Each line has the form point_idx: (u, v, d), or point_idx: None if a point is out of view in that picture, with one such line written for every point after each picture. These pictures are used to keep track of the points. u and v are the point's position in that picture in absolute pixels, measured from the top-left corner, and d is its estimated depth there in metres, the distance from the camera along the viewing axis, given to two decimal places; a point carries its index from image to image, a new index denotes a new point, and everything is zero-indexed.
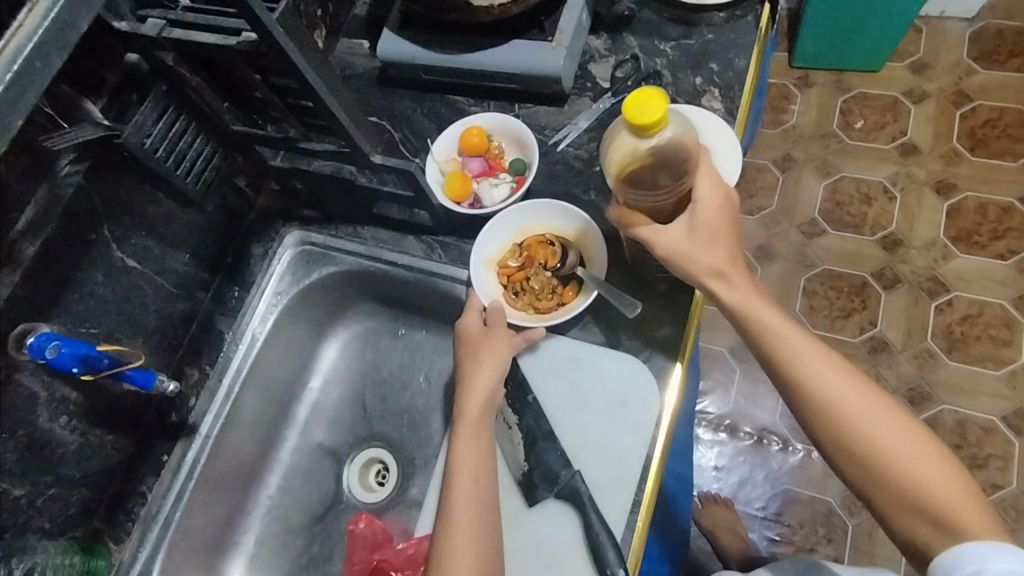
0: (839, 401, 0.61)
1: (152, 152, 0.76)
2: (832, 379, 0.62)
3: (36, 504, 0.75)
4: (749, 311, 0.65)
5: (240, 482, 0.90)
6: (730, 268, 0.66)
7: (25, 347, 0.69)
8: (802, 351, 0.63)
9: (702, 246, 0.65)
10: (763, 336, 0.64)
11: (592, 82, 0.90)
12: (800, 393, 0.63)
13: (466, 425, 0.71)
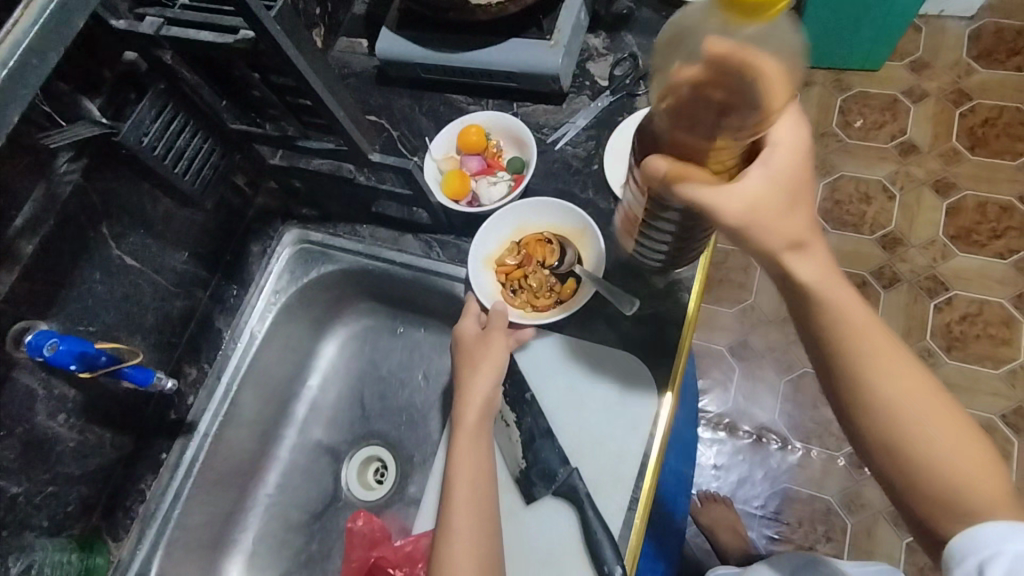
0: (884, 380, 0.55)
1: (150, 151, 0.76)
2: (884, 358, 0.55)
3: (35, 502, 0.75)
4: (811, 282, 0.55)
5: (239, 480, 0.90)
6: (805, 233, 0.55)
7: (24, 346, 0.69)
8: (857, 324, 0.56)
9: (779, 213, 0.53)
10: (816, 304, 0.56)
11: (590, 81, 0.90)
12: (842, 369, 0.56)
13: (464, 431, 0.72)
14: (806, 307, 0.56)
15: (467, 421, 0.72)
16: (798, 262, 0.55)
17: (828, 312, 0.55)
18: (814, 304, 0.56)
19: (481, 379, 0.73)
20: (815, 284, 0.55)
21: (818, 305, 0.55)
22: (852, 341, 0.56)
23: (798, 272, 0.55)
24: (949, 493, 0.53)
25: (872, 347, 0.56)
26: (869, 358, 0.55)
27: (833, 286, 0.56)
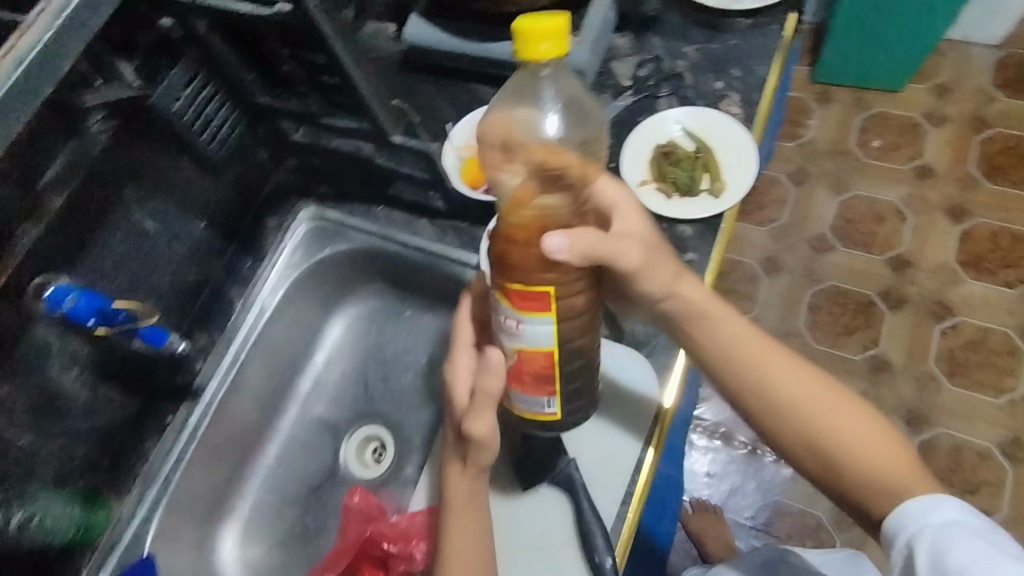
0: (791, 393, 0.63)
1: (180, 116, 0.80)
2: (778, 367, 0.64)
3: (41, 453, 0.77)
4: (698, 316, 0.65)
5: (239, 449, 0.92)
6: (683, 277, 0.65)
7: (43, 298, 0.71)
8: (748, 349, 0.65)
9: (654, 255, 0.62)
10: (712, 340, 0.65)
11: (613, 80, 0.90)
12: (750, 392, 0.64)
13: (460, 482, 0.65)
14: (702, 345, 0.65)
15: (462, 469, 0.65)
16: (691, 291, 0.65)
17: (722, 346, 0.65)
18: (706, 340, 0.65)
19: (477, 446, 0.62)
20: (705, 318, 0.65)
21: (713, 342, 0.65)
22: (751, 364, 0.64)
23: (688, 301, 0.64)
24: (872, 475, 0.60)
25: (772, 366, 0.64)
26: (773, 377, 0.64)
27: (721, 316, 0.65)
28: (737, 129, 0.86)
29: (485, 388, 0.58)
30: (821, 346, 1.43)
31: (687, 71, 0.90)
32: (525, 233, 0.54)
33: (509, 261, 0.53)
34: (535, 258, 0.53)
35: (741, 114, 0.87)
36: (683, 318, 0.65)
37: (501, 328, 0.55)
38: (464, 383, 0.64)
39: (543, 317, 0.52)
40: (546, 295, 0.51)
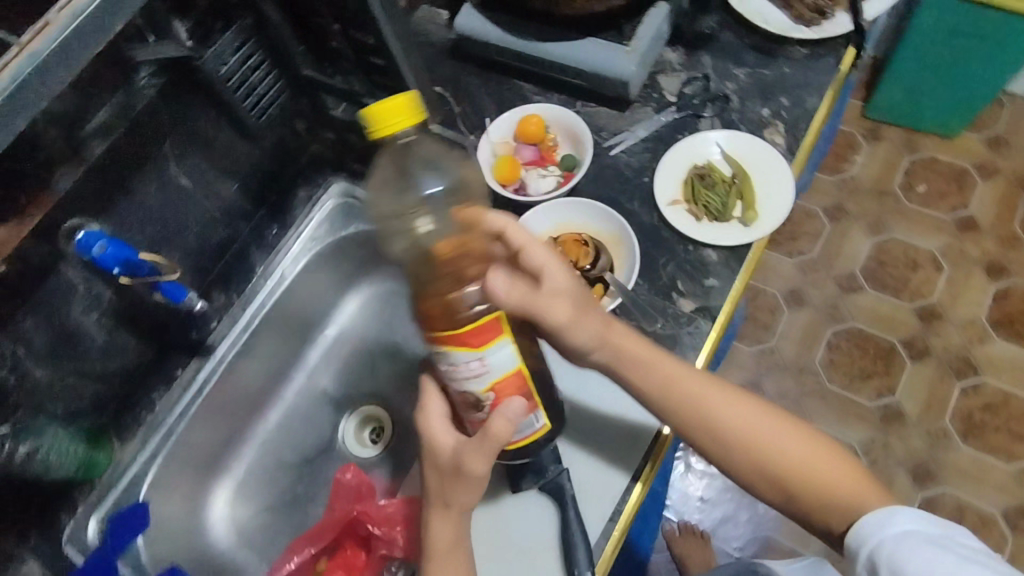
0: (732, 424, 0.66)
1: (225, 80, 0.81)
2: (715, 400, 0.67)
3: (55, 389, 0.79)
4: (631, 359, 0.68)
5: (242, 410, 0.93)
6: (614, 328, 0.68)
7: (74, 241, 0.72)
8: (688, 386, 0.66)
9: (582, 300, 0.66)
10: (652, 381, 0.67)
11: (658, 93, 0.89)
12: (697, 428, 0.66)
13: (438, 514, 0.65)
14: (647, 384, 0.67)
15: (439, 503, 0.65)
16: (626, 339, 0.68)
17: (660, 386, 0.67)
18: (647, 380, 0.67)
19: (460, 487, 0.63)
20: (642, 360, 0.67)
21: (657, 381, 0.67)
22: (691, 401, 0.66)
23: (619, 342, 0.68)
24: (824, 492, 0.63)
25: (711, 401, 0.66)
26: (715, 411, 0.66)
27: (660, 355, 0.68)
28: (776, 161, 0.84)
29: (497, 423, 0.57)
30: (835, 386, 1.41)
31: (735, 93, 0.89)
32: (441, 284, 0.57)
33: (433, 315, 0.56)
34: (454, 300, 0.56)
35: (784, 143, 0.86)
36: (623, 361, 0.68)
37: (460, 379, 0.56)
38: (446, 441, 0.64)
39: (501, 340, 0.54)
40: (495, 321, 0.54)
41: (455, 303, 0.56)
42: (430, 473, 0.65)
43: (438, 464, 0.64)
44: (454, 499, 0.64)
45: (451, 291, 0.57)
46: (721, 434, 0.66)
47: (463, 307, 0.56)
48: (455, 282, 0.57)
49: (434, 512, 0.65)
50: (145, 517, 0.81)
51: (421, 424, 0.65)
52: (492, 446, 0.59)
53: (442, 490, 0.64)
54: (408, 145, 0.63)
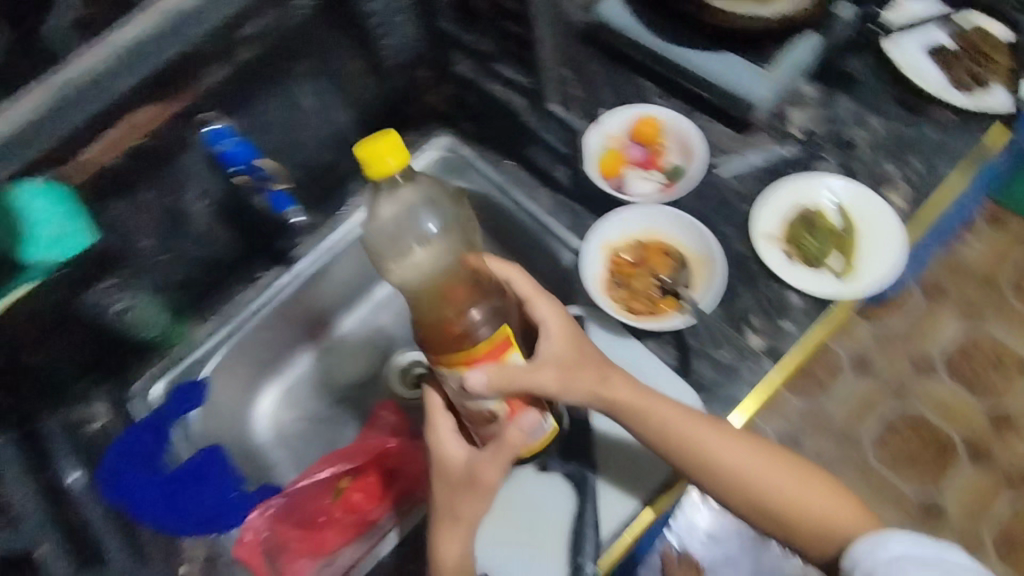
0: (733, 462, 0.67)
1: (370, 15, 0.83)
2: (717, 440, 0.67)
3: (152, 262, 0.85)
4: (633, 402, 0.68)
5: (305, 323, 0.99)
6: (606, 370, 0.69)
7: (202, 134, 0.78)
8: (687, 430, 0.67)
9: (579, 356, 0.67)
10: (651, 426, 0.67)
11: (783, 125, 0.87)
12: (698, 470, 0.67)
13: (441, 518, 0.67)
14: (646, 428, 0.68)
15: (444, 507, 0.67)
16: (614, 389, 0.68)
17: (659, 432, 0.67)
18: (647, 424, 0.68)
19: (466, 496, 0.66)
20: (636, 406, 0.68)
21: (656, 428, 0.67)
22: (689, 448, 0.67)
23: (612, 396, 0.68)
24: (818, 522, 0.67)
25: (711, 443, 0.67)
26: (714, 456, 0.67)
27: (657, 398, 0.69)
28: (888, 233, 0.81)
29: (511, 432, 0.60)
30: (878, 465, 1.35)
31: (863, 143, 0.85)
32: (441, 312, 0.59)
33: (439, 340, 0.57)
34: (461, 329, 0.58)
35: (902, 207, 0.82)
36: (616, 410, 0.68)
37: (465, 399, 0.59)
38: (459, 454, 0.66)
39: (510, 352, 0.58)
40: (503, 339, 0.57)
41: (459, 324, 0.58)
42: (438, 485, 0.67)
43: (446, 478, 0.67)
44: (458, 507, 0.66)
45: (455, 315, 0.58)
46: (722, 472, 0.67)
47: (468, 322, 0.58)
48: (453, 308, 0.59)
49: (438, 518, 0.67)
50: (203, 394, 0.89)
51: (431, 441, 0.68)
52: (506, 454, 0.62)
53: (451, 498, 0.66)
54: (396, 190, 0.62)
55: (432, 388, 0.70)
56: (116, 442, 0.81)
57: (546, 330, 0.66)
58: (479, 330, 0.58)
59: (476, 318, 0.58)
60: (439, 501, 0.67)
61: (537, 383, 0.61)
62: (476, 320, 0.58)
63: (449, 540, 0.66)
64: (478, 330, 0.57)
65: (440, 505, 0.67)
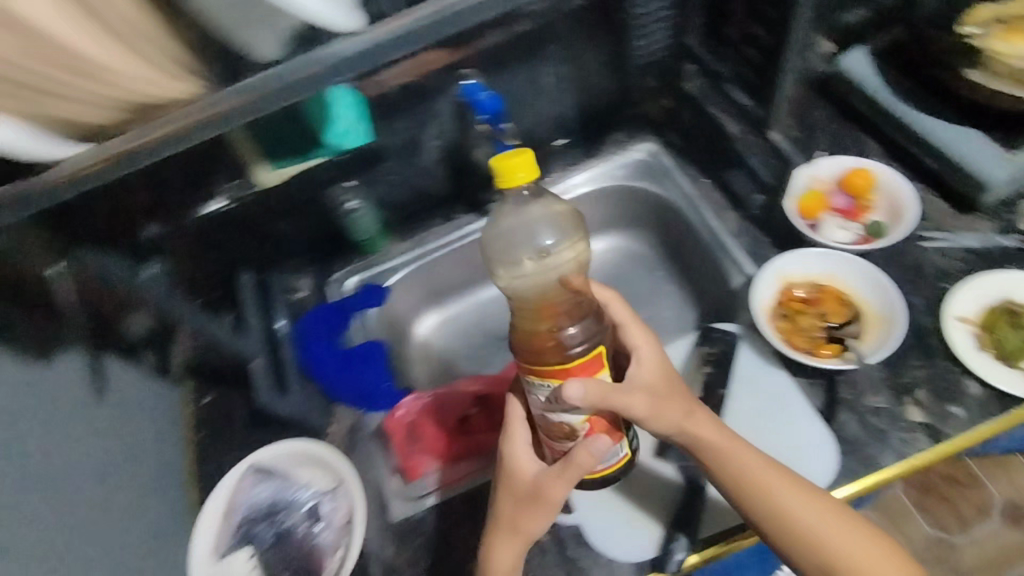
0: (809, 521, 0.64)
1: (634, 8, 0.91)
2: (792, 494, 0.65)
3: (379, 178, 1.00)
4: (713, 443, 0.67)
5: (477, 270, 1.09)
6: (694, 409, 0.68)
7: (461, 86, 0.90)
8: (767, 482, 0.65)
9: (670, 387, 0.67)
10: (727, 469, 0.66)
11: (1012, 216, 0.83)
12: (769, 522, 0.65)
13: (500, 522, 0.69)
14: (722, 471, 0.66)
15: (506, 513, 0.68)
16: (699, 427, 0.66)
17: (735, 477, 0.66)
18: (723, 466, 0.66)
19: (528, 508, 0.67)
20: (713, 447, 0.67)
21: (733, 472, 0.66)
22: (762, 498, 0.65)
23: (695, 434, 0.67)
24: None
25: (791, 502, 0.65)
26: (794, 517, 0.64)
27: (738, 444, 0.68)
28: None
29: (581, 451, 0.61)
30: None
31: None
32: (537, 325, 0.64)
33: (535, 352, 0.61)
34: (556, 343, 0.61)
35: None
36: (699, 449, 0.67)
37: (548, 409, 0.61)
38: (530, 467, 0.68)
39: (601, 372, 0.59)
40: (595, 357, 0.58)
41: (554, 339, 0.62)
42: (502, 495, 0.69)
43: (513, 487, 0.68)
44: (520, 518, 0.67)
45: (553, 330, 0.63)
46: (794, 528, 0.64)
47: (564, 335, 0.62)
48: (551, 322, 0.64)
49: (498, 521, 0.69)
50: (385, 297, 1.03)
51: (505, 453, 0.70)
52: (574, 473, 0.62)
53: (515, 507, 0.68)
54: (523, 204, 0.74)
55: (513, 400, 0.73)
56: (324, 305, 1.00)
57: (640, 359, 0.67)
58: (573, 348, 0.61)
59: (572, 333, 0.63)
60: (500, 509, 0.69)
61: (628, 405, 0.61)
62: (572, 334, 0.63)
63: (502, 550, 0.68)
64: (570, 348, 0.61)
65: (501, 510, 0.69)
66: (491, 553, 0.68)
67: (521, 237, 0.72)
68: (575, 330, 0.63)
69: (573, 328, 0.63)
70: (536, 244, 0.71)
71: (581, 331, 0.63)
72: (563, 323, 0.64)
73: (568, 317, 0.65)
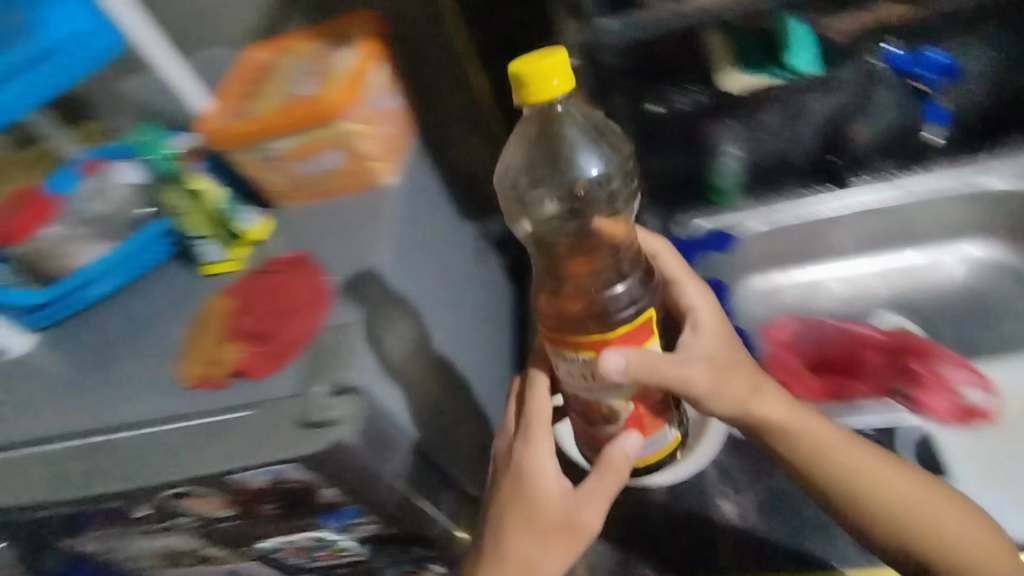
0: (876, 483, 0.64)
1: None
2: (855, 456, 0.64)
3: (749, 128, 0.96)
4: (774, 417, 0.65)
5: (823, 245, 1.06)
6: (763, 384, 0.67)
7: (880, 54, 0.88)
8: (841, 452, 0.64)
9: (728, 355, 0.66)
10: (800, 438, 0.64)
11: None
12: (834, 483, 0.64)
13: (516, 557, 0.63)
14: (790, 446, 0.64)
15: (518, 549, 0.63)
16: (764, 398, 0.66)
17: (815, 451, 0.64)
18: (794, 445, 0.64)
19: (544, 538, 0.63)
20: (774, 420, 0.65)
21: (808, 446, 0.64)
22: (829, 463, 0.64)
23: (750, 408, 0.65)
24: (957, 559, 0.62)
25: (863, 471, 0.64)
26: (872, 475, 0.64)
27: (808, 415, 0.66)
28: None
29: (614, 451, 0.61)
30: None
31: None
32: (578, 284, 0.60)
33: (564, 324, 0.57)
34: (586, 307, 0.58)
35: None
36: (767, 429, 0.65)
37: (585, 386, 0.58)
38: (554, 491, 0.63)
39: (648, 341, 0.57)
40: (646, 321, 0.56)
41: (597, 299, 0.58)
42: (517, 521, 0.64)
43: (530, 517, 0.63)
44: (531, 548, 0.63)
45: (597, 292, 0.59)
46: (860, 487, 0.63)
47: (608, 290, 0.58)
48: (595, 277, 0.60)
49: (502, 555, 0.64)
50: (732, 245, 1.05)
51: (521, 470, 0.65)
52: (610, 481, 0.62)
53: (529, 543, 0.63)
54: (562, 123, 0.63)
55: (536, 404, 0.68)
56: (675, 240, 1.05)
57: (696, 317, 0.68)
58: (619, 312, 0.56)
59: (617, 288, 0.58)
60: (512, 541, 0.63)
61: (684, 377, 0.60)
62: (616, 288, 0.58)
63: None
64: (617, 311, 0.56)
65: (508, 549, 0.63)
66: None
67: (561, 174, 0.65)
68: (623, 287, 0.58)
69: (621, 291, 0.58)
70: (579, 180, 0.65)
71: (628, 285, 0.58)
72: (597, 288, 0.59)
73: (600, 278, 0.60)
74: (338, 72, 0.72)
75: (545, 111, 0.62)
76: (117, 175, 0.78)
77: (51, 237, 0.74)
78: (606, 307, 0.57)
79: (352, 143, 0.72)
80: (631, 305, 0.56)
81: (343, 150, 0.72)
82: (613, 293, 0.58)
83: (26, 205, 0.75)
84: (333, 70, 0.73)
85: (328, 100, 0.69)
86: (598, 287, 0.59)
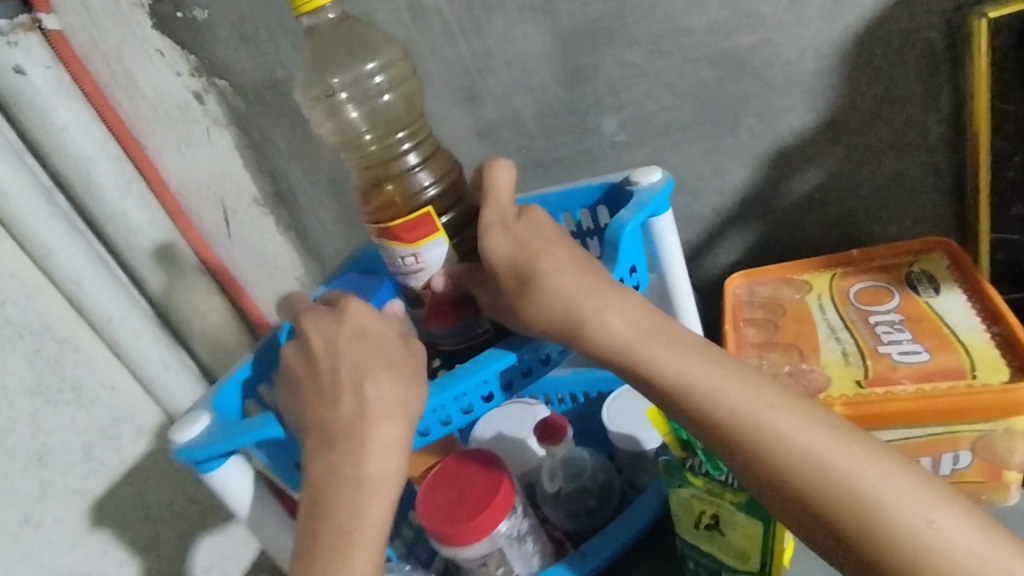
0: (784, 434, 0.36)
1: None
2: (719, 379, 0.39)
3: None
4: (576, 309, 0.42)
5: None
6: (540, 269, 0.44)
7: None
8: (704, 372, 0.39)
9: (554, 234, 0.46)
10: (636, 350, 0.41)
11: None
12: (714, 419, 0.38)
13: (376, 465, 0.42)
14: (690, 414, 0.39)
15: (363, 419, 0.42)
16: (538, 280, 0.44)
17: (665, 368, 0.40)
18: (635, 358, 0.41)
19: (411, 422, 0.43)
20: (620, 330, 0.41)
21: (686, 391, 0.39)
22: (690, 385, 0.39)
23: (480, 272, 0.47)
24: (885, 507, 0.34)
25: (748, 404, 0.38)
26: (823, 456, 0.35)
27: (597, 299, 0.42)
28: None
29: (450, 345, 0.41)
30: None
31: None
32: (381, 180, 0.55)
33: (379, 203, 0.54)
34: (402, 198, 0.54)
35: None
36: (598, 350, 0.42)
37: (400, 273, 0.51)
38: (402, 364, 0.45)
39: (436, 238, 0.49)
40: (431, 215, 0.48)
41: (394, 166, 0.55)
42: None
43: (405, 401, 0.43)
44: (385, 431, 0.42)
45: (392, 153, 0.56)
46: (743, 421, 0.37)
47: (373, 89, 0.56)
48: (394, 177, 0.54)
49: (344, 436, 0.43)
50: None
51: None
52: None
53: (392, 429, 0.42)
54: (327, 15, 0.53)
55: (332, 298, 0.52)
56: None
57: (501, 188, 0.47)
58: (427, 192, 0.53)
59: (379, 85, 0.56)
60: (357, 436, 0.42)
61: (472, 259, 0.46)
62: (381, 87, 0.57)
63: (376, 484, 0.42)
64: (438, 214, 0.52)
65: (363, 461, 0.42)
66: (363, 567, 0.41)
67: (352, 86, 0.55)
68: (383, 79, 0.57)
69: (419, 163, 0.54)
70: (363, 86, 0.56)
71: (389, 79, 0.57)
72: (389, 119, 0.57)
73: (367, 101, 0.56)
74: (968, 341, 0.48)
75: (331, 30, 0.55)
76: (544, 451, 0.59)
77: (498, 547, 0.50)
78: (406, 201, 0.53)
79: (998, 449, 0.45)
80: (435, 185, 0.54)
81: (981, 454, 0.45)
82: (410, 166, 0.54)
83: (467, 491, 0.50)
84: (957, 338, 0.48)
85: (999, 389, 0.43)
86: (391, 124, 0.57)
